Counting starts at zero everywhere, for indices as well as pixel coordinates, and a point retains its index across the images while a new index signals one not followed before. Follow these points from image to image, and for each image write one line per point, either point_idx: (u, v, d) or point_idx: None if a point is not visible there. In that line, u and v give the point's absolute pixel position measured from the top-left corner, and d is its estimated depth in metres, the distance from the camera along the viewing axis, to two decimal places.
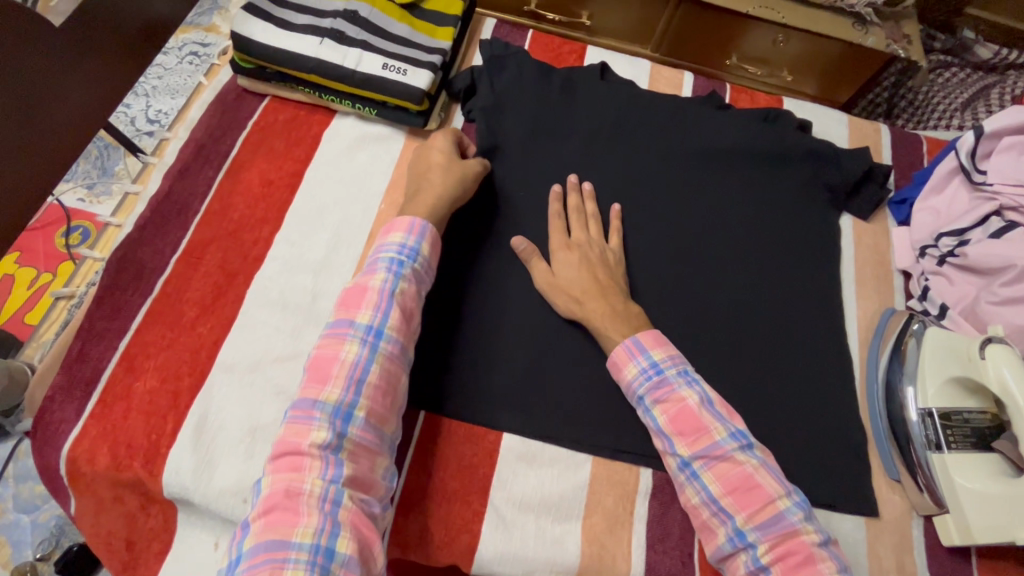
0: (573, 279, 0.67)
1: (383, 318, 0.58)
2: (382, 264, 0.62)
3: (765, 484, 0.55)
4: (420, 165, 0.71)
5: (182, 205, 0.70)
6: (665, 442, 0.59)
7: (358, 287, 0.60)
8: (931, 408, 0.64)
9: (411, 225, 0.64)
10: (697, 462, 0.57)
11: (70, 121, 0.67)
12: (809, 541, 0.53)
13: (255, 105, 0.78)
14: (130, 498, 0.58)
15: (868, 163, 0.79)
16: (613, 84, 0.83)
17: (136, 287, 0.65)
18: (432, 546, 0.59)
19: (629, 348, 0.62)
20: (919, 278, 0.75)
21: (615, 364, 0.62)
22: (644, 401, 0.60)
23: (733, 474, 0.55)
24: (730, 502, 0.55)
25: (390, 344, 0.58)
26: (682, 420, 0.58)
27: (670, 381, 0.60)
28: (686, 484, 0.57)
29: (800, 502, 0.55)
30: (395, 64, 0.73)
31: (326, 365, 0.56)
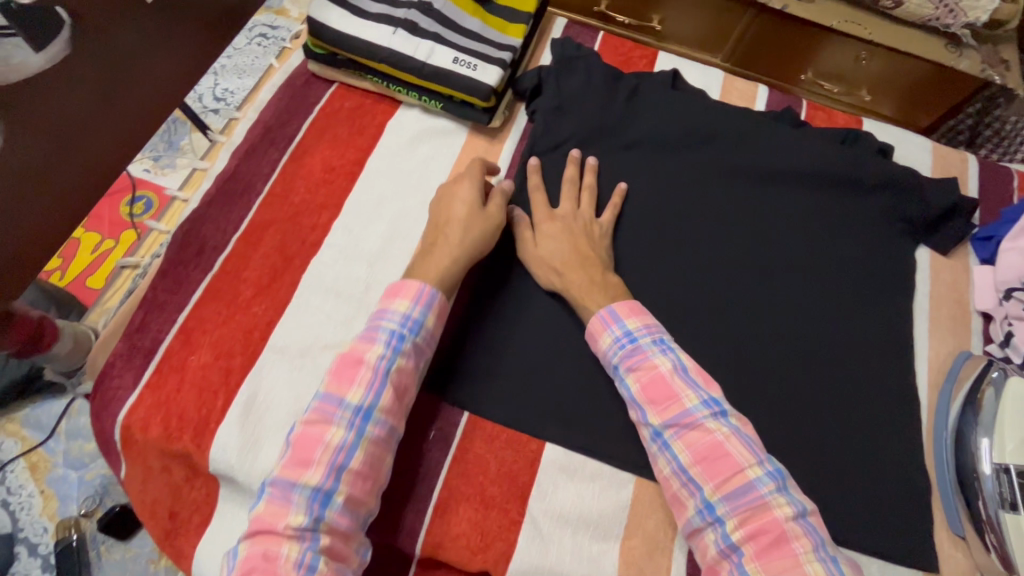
0: (557, 250, 0.66)
1: (374, 398, 0.54)
2: (382, 334, 0.57)
3: (735, 453, 0.53)
4: (434, 219, 0.66)
5: (246, 184, 0.71)
6: (637, 410, 0.58)
7: (353, 356, 0.56)
8: (1009, 464, 0.59)
9: (419, 294, 0.59)
10: (669, 431, 0.56)
11: (148, 100, 0.64)
12: (783, 518, 0.51)
13: (322, 91, 0.78)
14: (177, 469, 0.59)
15: (953, 196, 0.74)
16: (683, 93, 0.80)
17: (197, 263, 0.66)
18: (466, 550, 0.57)
19: (604, 318, 0.61)
20: (1002, 322, 0.70)
21: (591, 334, 0.61)
22: (618, 369, 0.59)
23: (703, 443, 0.54)
24: (699, 471, 0.54)
25: (378, 427, 0.54)
26: (654, 388, 0.57)
27: (643, 348, 0.59)
28: (658, 454, 0.57)
29: (774, 473, 0.53)
30: (466, 59, 0.72)
31: (309, 445, 0.52)
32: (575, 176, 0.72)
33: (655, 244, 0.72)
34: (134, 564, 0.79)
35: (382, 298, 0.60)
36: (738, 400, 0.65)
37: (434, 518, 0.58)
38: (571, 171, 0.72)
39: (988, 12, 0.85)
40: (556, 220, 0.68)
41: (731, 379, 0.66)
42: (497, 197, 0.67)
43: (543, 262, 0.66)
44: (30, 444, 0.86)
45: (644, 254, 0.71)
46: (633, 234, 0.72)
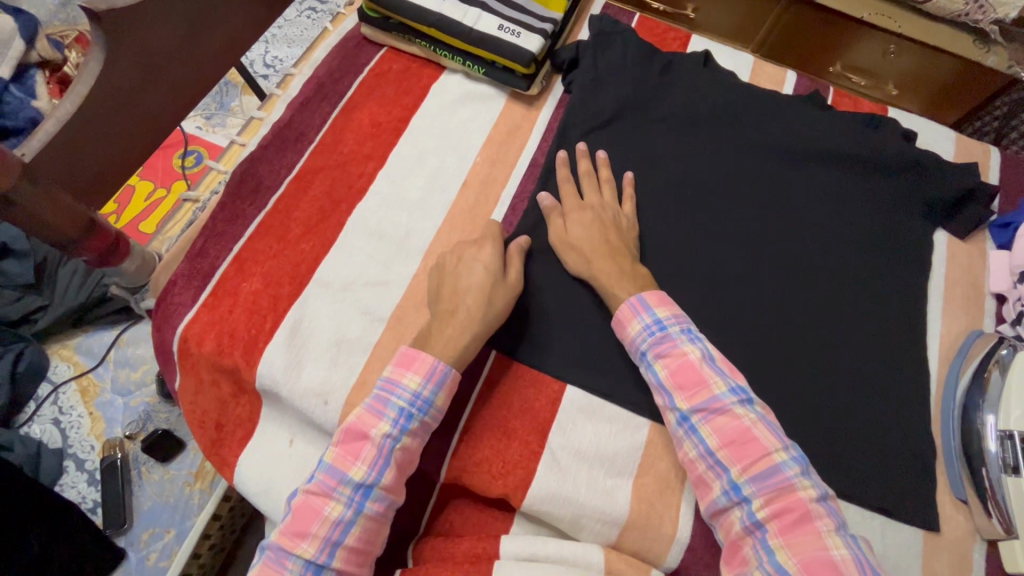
0: (586, 236, 0.68)
1: (376, 476, 0.56)
2: (391, 409, 0.58)
3: (762, 438, 0.56)
4: (451, 288, 0.64)
5: (300, 133, 0.76)
6: (665, 395, 0.60)
7: (359, 429, 0.57)
8: (1012, 430, 0.62)
9: (432, 372, 0.58)
10: (696, 415, 0.58)
11: (224, 42, 0.67)
12: (806, 497, 0.54)
13: (373, 53, 0.83)
14: (224, 384, 0.64)
15: (974, 179, 0.76)
16: (713, 72, 0.83)
17: (253, 199, 0.71)
18: (487, 475, 0.61)
19: (634, 305, 0.63)
20: (1015, 302, 0.73)
21: (619, 321, 0.63)
22: (646, 356, 0.61)
23: (730, 428, 0.57)
24: (726, 454, 0.56)
25: (377, 504, 0.56)
26: (682, 374, 0.59)
27: (673, 336, 0.61)
28: (685, 438, 0.59)
29: (799, 458, 0.56)
30: (510, 27, 0.76)
31: (309, 516, 0.55)
32: (589, 169, 0.74)
33: (680, 210, 0.75)
34: (171, 485, 0.89)
35: (394, 364, 0.60)
36: (754, 358, 0.68)
37: (459, 444, 0.63)
38: (587, 166, 0.74)
39: (1016, 9, 0.89)
40: (585, 209, 0.70)
41: (748, 339, 0.68)
42: (514, 258, 0.66)
43: (573, 248, 0.68)
44: (81, 369, 0.98)
45: (669, 219, 0.74)
46: (660, 199, 0.75)
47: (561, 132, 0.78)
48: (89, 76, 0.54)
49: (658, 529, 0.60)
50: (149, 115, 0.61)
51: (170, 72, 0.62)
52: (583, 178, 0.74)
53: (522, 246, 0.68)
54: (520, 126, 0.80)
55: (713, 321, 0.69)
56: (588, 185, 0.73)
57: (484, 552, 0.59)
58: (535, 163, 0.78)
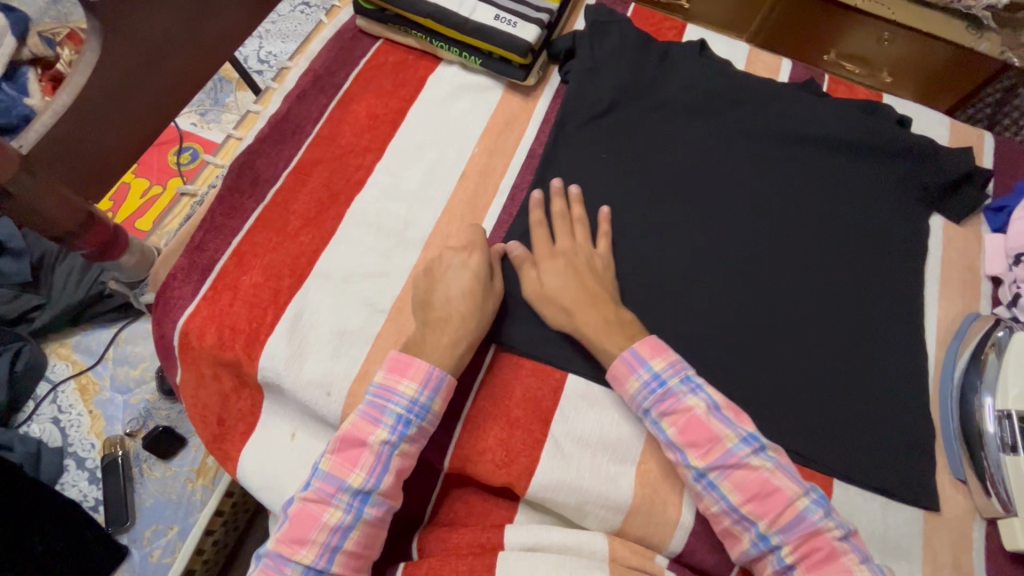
0: (560, 286, 0.65)
1: (375, 483, 0.56)
2: (388, 417, 0.58)
3: (783, 487, 0.55)
4: (443, 292, 0.63)
5: (297, 126, 0.76)
6: (677, 454, 0.58)
7: (355, 436, 0.57)
8: (1010, 410, 0.63)
9: (428, 378, 0.58)
10: (713, 472, 0.57)
11: (221, 37, 0.67)
12: (831, 537, 0.54)
13: (369, 46, 0.83)
14: (226, 377, 0.64)
15: (968, 164, 0.77)
16: (710, 61, 0.83)
17: (251, 192, 0.71)
18: (490, 464, 0.61)
19: (629, 362, 0.61)
20: (1010, 285, 0.73)
21: (616, 379, 0.61)
22: (651, 414, 0.60)
23: (749, 481, 0.56)
24: (751, 508, 0.55)
25: (376, 508, 0.57)
26: (692, 431, 0.58)
27: (674, 391, 0.59)
28: (704, 494, 0.57)
29: (819, 500, 0.56)
30: (506, 17, 0.77)
31: (307, 523, 0.55)
32: (563, 209, 0.71)
33: (678, 198, 0.75)
34: (173, 481, 0.89)
35: (387, 373, 0.59)
36: (754, 343, 0.68)
37: (462, 433, 0.63)
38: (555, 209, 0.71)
39: None
40: (556, 257, 0.67)
41: (749, 325, 0.69)
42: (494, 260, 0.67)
43: (552, 302, 0.65)
44: (80, 367, 0.97)
45: (669, 206, 0.74)
46: (658, 186, 0.75)
47: (558, 123, 0.78)
48: (85, 70, 0.54)
49: (663, 513, 0.60)
50: (146, 111, 0.62)
51: (165, 69, 0.62)
52: (555, 219, 0.70)
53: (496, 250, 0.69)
54: (517, 117, 0.80)
55: (714, 307, 0.69)
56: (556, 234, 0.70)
57: (488, 543, 0.60)
58: (533, 154, 0.78)
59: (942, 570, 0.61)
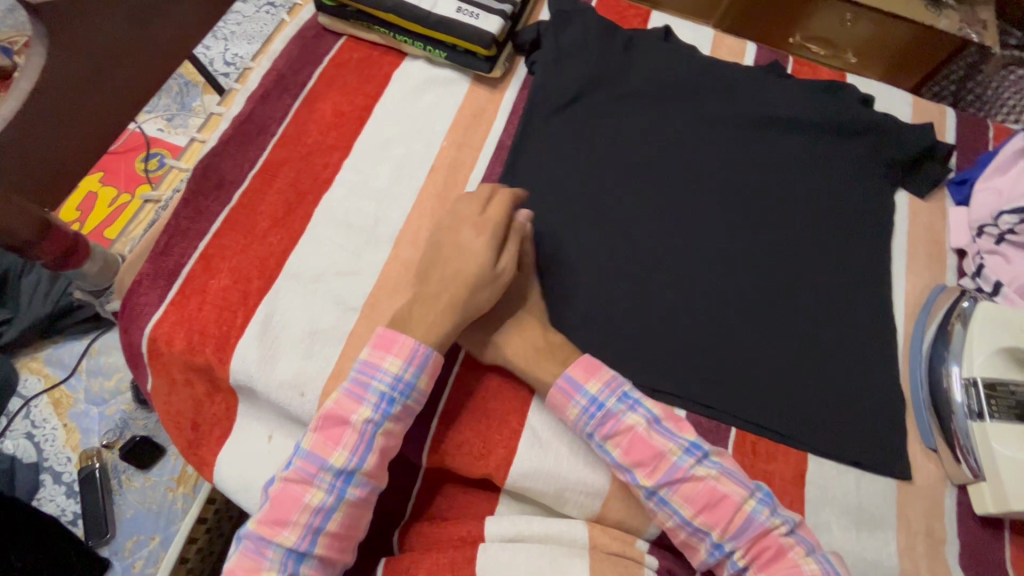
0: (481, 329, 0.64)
1: (358, 462, 0.56)
2: (372, 394, 0.57)
3: (729, 493, 0.55)
4: (456, 266, 0.61)
5: (261, 127, 0.75)
6: (626, 475, 0.58)
7: (339, 415, 0.57)
8: (976, 377, 0.64)
9: (413, 355, 0.58)
10: (662, 489, 0.56)
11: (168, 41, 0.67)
12: (779, 533, 0.55)
13: (332, 43, 0.82)
14: (198, 383, 0.64)
15: (930, 139, 0.78)
16: (675, 47, 0.84)
17: (217, 195, 0.70)
18: (469, 456, 0.61)
19: (564, 388, 0.60)
20: (974, 257, 0.74)
21: (556, 408, 0.60)
22: (595, 438, 0.59)
23: (697, 492, 0.55)
24: (703, 520, 0.55)
25: (359, 489, 0.56)
26: (636, 450, 0.57)
27: (613, 412, 0.58)
28: (658, 511, 0.57)
29: (765, 498, 0.56)
30: (468, 9, 0.76)
31: (288, 505, 0.54)
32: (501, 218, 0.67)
33: (646, 183, 0.75)
34: (153, 490, 0.88)
35: (373, 350, 0.59)
36: (726, 324, 0.68)
37: (439, 425, 0.63)
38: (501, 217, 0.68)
39: None
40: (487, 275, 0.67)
41: (721, 306, 0.69)
42: (516, 241, 0.64)
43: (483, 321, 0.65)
44: (52, 381, 0.96)
45: (639, 192, 0.74)
46: (627, 172, 0.75)
47: (526, 113, 0.78)
48: (31, 70, 0.53)
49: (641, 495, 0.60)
50: (99, 112, 0.61)
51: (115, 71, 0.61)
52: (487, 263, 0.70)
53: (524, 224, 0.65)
54: (484, 110, 0.80)
55: (685, 289, 0.69)
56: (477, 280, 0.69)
57: (469, 536, 0.59)
58: (502, 146, 0.78)
59: (917, 538, 0.62)
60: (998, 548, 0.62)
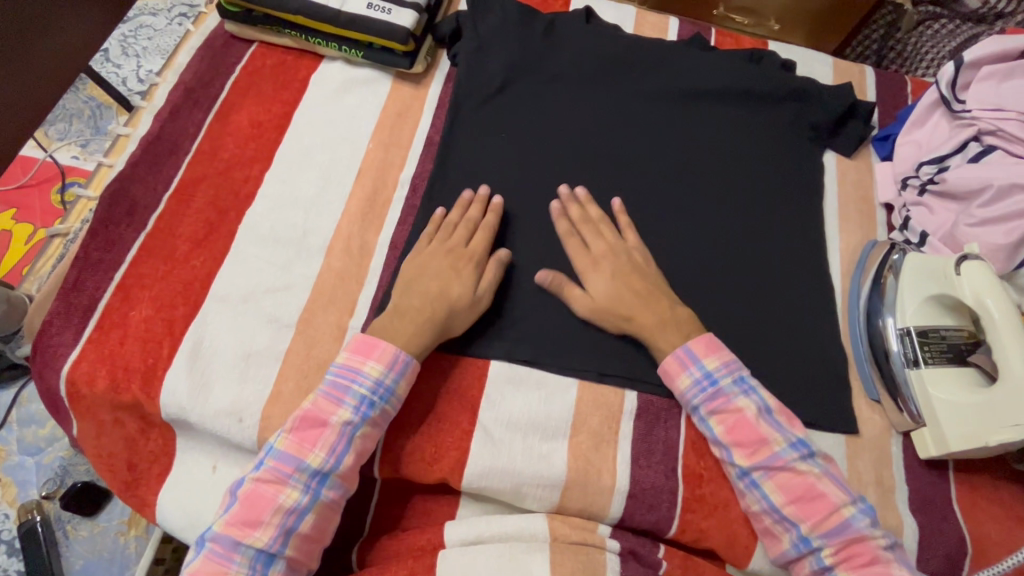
0: (611, 297, 0.63)
1: (334, 463, 0.55)
2: (351, 397, 0.56)
3: (830, 493, 0.56)
4: (439, 283, 0.62)
5: (173, 145, 0.71)
6: (722, 452, 0.59)
7: (318, 416, 0.56)
8: (909, 327, 0.66)
9: (394, 360, 0.57)
10: (757, 472, 0.57)
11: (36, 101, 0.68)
12: (876, 544, 0.54)
13: (243, 51, 0.79)
14: (129, 422, 0.61)
15: (851, 98, 0.80)
16: (597, 27, 0.83)
17: (129, 221, 0.66)
18: (421, 463, 0.60)
19: (681, 357, 0.60)
20: (901, 210, 0.76)
21: (666, 374, 0.61)
22: (699, 411, 0.60)
23: (794, 485, 0.56)
24: (794, 510, 0.56)
25: (333, 491, 0.55)
26: (740, 431, 0.58)
27: (725, 391, 0.59)
28: (746, 493, 0.58)
29: (866, 509, 0.56)
30: (379, 4, 0.75)
31: (260, 505, 0.53)
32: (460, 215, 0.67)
33: (578, 167, 0.74)
34: (103, 537, 0.85)
35: (352, 352, 0.58)
36: None
37: (388, 436, 0.61)
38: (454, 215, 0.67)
39: None
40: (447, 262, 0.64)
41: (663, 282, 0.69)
42: (493, 269, 0.64)
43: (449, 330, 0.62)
44: None
45: (573, 176, 0.74)
46: (559, 158, 0.74)
47: (453, 107, 0.76)
48: None
49: (598, 481, 0.60)
50: None
51: None
52: (580, 227, 0.68)
53: (502, 258, 0.65)
54: (410, 107, 0.78)
55: None
56: (588, 231, 0.68)
57: (429, 544, 0.59)
58: (431, 142, 0.76)
59: (868, 488, 0.64)
60: (943, 488, 0.64)
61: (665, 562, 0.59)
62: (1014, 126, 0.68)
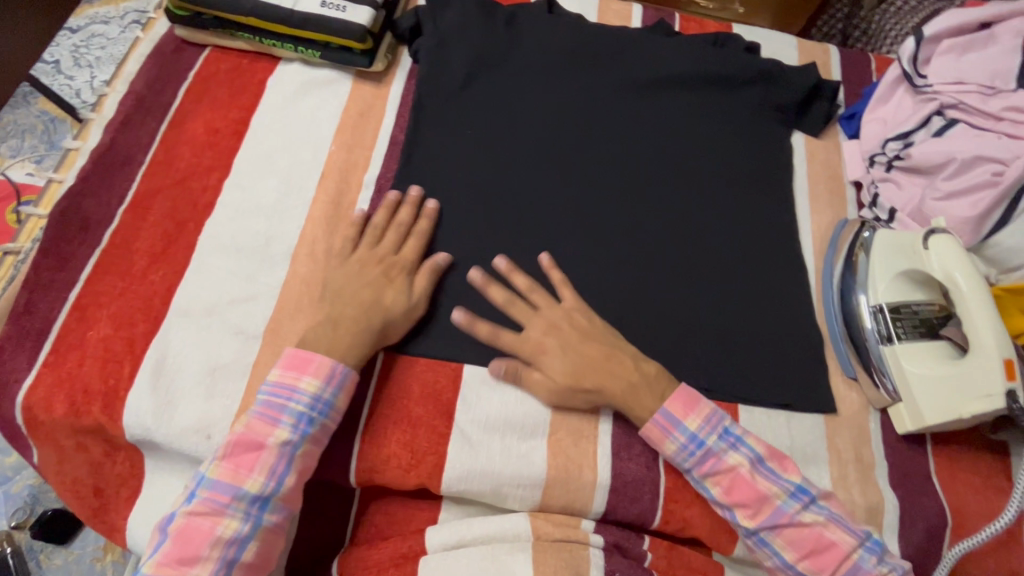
0: (574, 371, 0.60)
1: (275, 487, 0.54)
2: (287, 416, 0.55)
3: (838, 541, 0.55)
4: (372, 292, 0.61)
5: (126, 156, 0.69)
6: (724, 512, 0.58)
7: (252, 439, 0.54)
8: (882, 303, 0.66)
9: (331, 374, 0.56)
10: (764, 531, 0.57)
11: None
12: None
13: (196, 56, 0.76)
14: (93, 446, 0.59)
15: (815, 78, 0.80)
16: (560, 17, 0.82)
17: (82, 239, 0.64)
18: (399, 470, 0.59)
19: (661, 425, 0.58)
20: (869, 187, 0.76)
21: (651, 442, 0.59)
22: (693, 475, 0.58)
23: (802, 538, 0.56)
24: (807, 565, 0.56)
25: (275, 515, 0.54)
26: (737, 491, 0.57)
27: (714, 451, 0.57)
28: (758, 550, 0.58)
29: (874, 546, 0.55)
30: (334, 2, 0.73)
31: (196, 540, 0.51)
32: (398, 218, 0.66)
33: (546, 160, 0.73)
34: (78, 565, 0.83)
35: (283, 372, 0.56)
36: (645, 289, 0.68)
37: (362, 445, 0.59)
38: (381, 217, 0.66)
39: None
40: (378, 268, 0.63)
41: (637, 272, 0.68)
42: (427, 274, 0.63)
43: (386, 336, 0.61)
44: None
45: (541, 169, 0.72)
46: (526, 151, 0.73)
47: (416, 104, 0.74)
48: None
49: (579, 477, 0.59)
50: None
51: None
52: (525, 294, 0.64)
53: (440, 263, 0.65)
54: (372, 106, 0.76)
55: (599, 260, 0.68)
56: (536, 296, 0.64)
57: (410, 552, 0.57)
58: (395, 141, 0.74)
59: (848, 467, 0.64)
60: (923, 463, 0.64)
61: (650, 553, 0.59)
62: (975, 99, 0.69)
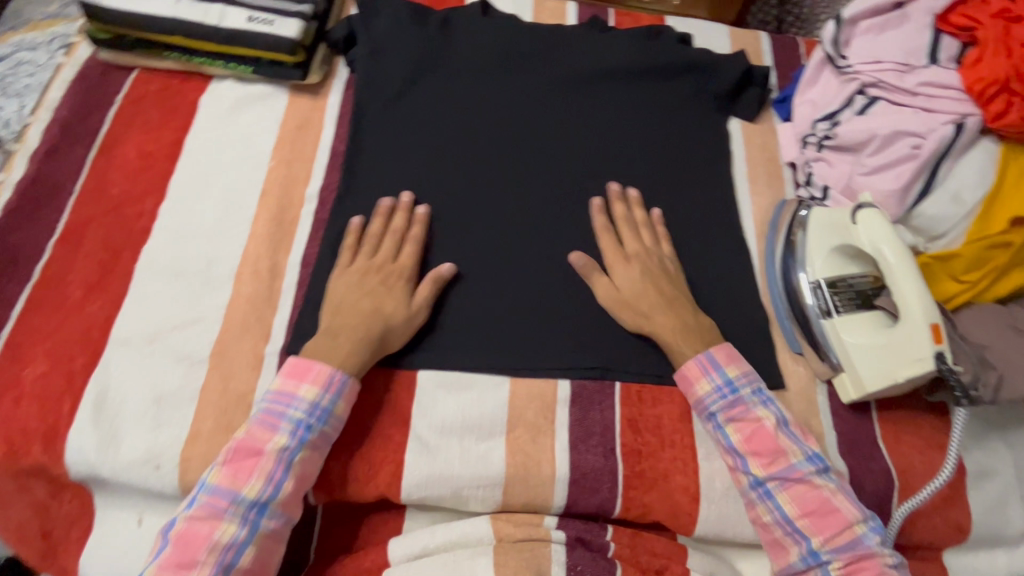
0: (635, 291, 0.65)
1: (273, 492, 0.53)
2: (286, 421, 0.55)
3: (844, 510, 0.57)
4: (371, 301, 0.61)
5: (55, 187, 0.67)
6: (737, 460, 0.60)
7: (251, 445, 0.54)
8: (820, 279, 0.68)
9: (330, 381, 0.56)
10: (774, 483, 0.58)
11: None
12: (883, 562, 0.56)
13: (122, 79, 0.75)
14: (37, 488, 0.58)
15: (745, 65, 0.83)
16: (493, 20, 0.82)
17: (11, 274, 0.62)
18: (358, 482, 0.59)
19: (702, 363, 0.62)
20: (804, 167, 0.78)
21: (686, 379, 0.62)
22: (717, 417, 0.61)
23: (809, 497, 0.58)
24: (807, 524, 0.57)
25: (274, 520, 0.53)
26: (758, 441, 0.59)
27: (744, 400, 0.61)
28: (760, 503, 0.59)
29: (876, 527, 0.57)
30: (261, 16, 0.72)
31: (195, 544, 0.50)
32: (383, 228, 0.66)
33: (489, 161, 0.73)
34: None
35: (286, 377, 0.57)
36: None
37: None
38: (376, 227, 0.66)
39: None
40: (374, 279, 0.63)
41: None
42: (429, 284, 0.64)
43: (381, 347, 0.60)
44: None
45: (484, 170, 0.73)
46: (468, 154, 0.74)
47: (355, 114, 0.74)
48: None
49: (538, 473, 0.59)
50: None
51: None
52: (619, 224, 0.70)
53: (442, 272, 0.64)
54: (310, 119, 0.75)
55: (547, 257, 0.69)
56: (626, 228, 0.69)
57: (373, 565, 0.57)
58: (335, 152, 0.74)
59: None
60: (869, 429, 0.67)
61: (613, 543, 0.60)
62: (892, 76, 0.71)
